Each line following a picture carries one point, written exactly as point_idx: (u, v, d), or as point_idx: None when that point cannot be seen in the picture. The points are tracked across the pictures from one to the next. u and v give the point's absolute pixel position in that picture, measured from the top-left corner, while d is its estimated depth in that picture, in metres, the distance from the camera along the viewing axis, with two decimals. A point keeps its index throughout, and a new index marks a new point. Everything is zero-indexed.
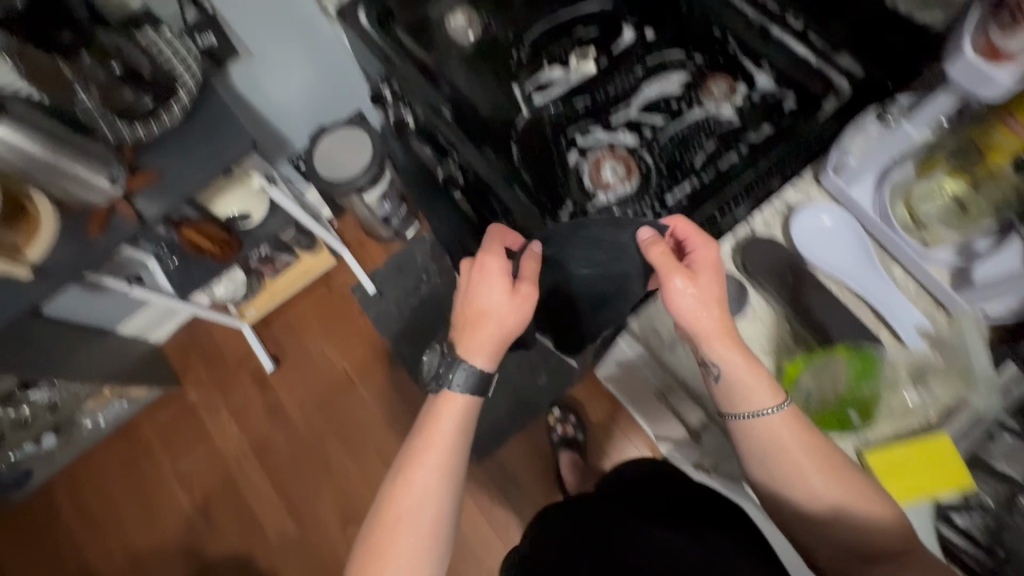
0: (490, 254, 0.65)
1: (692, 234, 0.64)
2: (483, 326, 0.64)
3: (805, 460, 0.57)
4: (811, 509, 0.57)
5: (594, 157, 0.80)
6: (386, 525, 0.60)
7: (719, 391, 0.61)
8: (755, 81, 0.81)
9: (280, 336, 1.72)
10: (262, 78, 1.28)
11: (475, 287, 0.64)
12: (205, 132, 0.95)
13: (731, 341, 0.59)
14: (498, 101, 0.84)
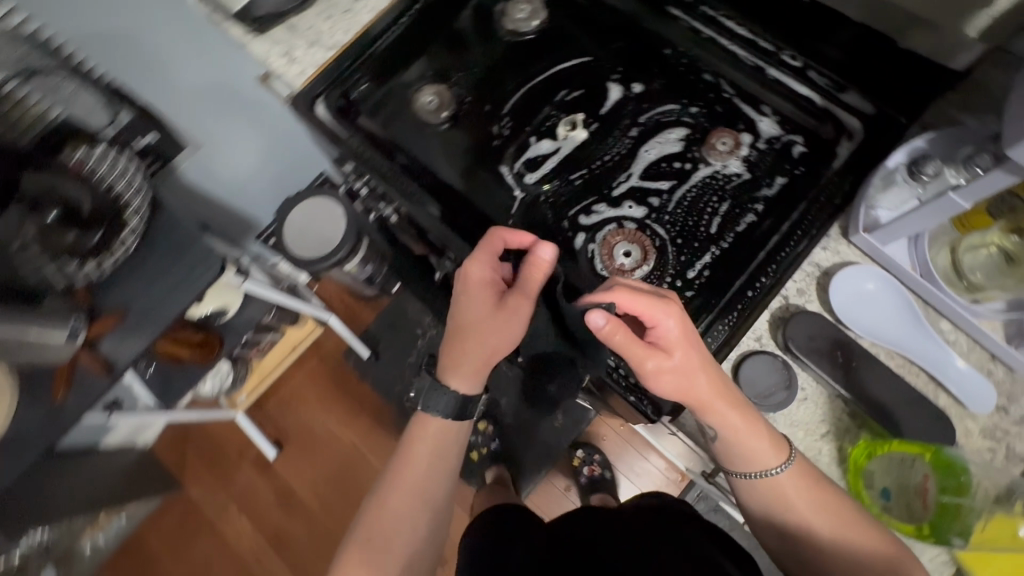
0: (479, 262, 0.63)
1: (649, 309, 0.55)
2: (460, 343, 0.64)
3: (803, 516, 0.54)
4: (802, 548, 0.55)
5: (604, 238, 0.74)
6: (363, 546, 0.62)
7: (720, 451, 0.59)
8: (758, 129, 0.75)
9: (278, 417, 1.63)
10: (216, 167, 1.17)
11: (460, 303, 0.65)
12: (166, 258, 0.84)
13: (728, 404, 0.56)
14: (487, 186, 0.78)
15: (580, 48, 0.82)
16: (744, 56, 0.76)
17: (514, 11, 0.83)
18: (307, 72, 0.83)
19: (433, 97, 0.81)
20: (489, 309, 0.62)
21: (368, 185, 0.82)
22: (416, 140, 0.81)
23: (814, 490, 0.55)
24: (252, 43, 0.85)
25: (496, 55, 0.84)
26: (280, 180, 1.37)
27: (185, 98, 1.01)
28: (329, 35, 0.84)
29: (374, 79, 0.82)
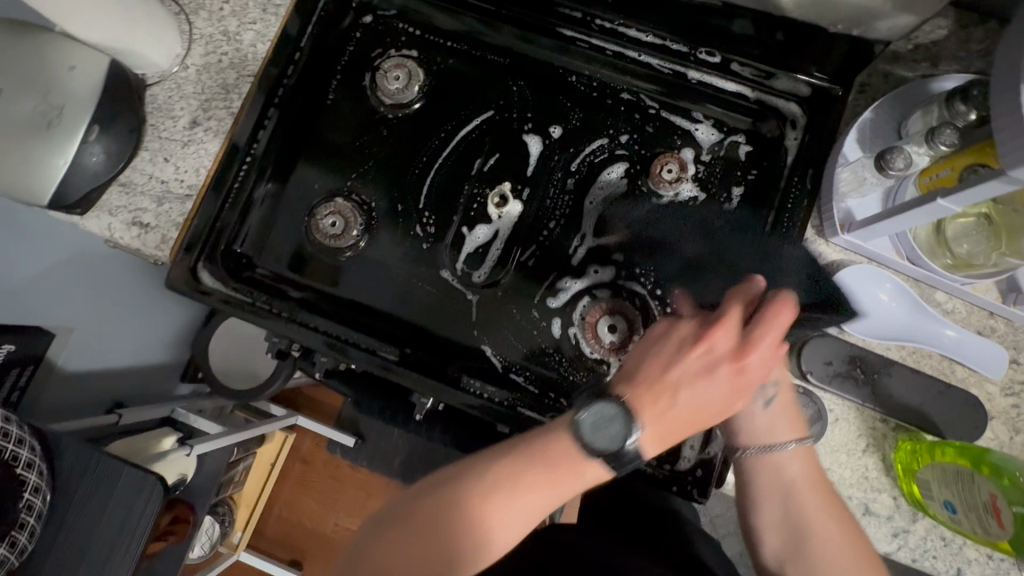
0: (768, 339, 0.50)
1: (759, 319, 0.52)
2: (665, 415, 0.50)
3: (816, 519, 0.54)
4: (805, 547, 0.54)
5: (582, 318, 0.66)
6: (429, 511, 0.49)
7: (761, 421, 0.56)
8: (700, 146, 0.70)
9: (285, 537, 1.50)
10: (104, 340, 0.99)
11: (694, 369, 0.50)
12: (93, 508, 0.71)
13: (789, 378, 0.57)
14: (436, 297, 0.68)
15: (477, 103, 0.71)
16: (658, 65, 0.68)
17: (385, 82, 0.70)
18: (171, 235, 0.67)
19: (335, 218, 0.68)
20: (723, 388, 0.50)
21: (295, 345, 0.68)
22: (335, 271, 0.69)
23: (834, 500, 0.55)
24: (82, 222, 0.66)
25: (385, 139, 0.72)
26: (182, 310, 1.19)
27: (31, 290, 0.83)
28: (176, 180, 0.68)
29: (278, 175, 0.71)
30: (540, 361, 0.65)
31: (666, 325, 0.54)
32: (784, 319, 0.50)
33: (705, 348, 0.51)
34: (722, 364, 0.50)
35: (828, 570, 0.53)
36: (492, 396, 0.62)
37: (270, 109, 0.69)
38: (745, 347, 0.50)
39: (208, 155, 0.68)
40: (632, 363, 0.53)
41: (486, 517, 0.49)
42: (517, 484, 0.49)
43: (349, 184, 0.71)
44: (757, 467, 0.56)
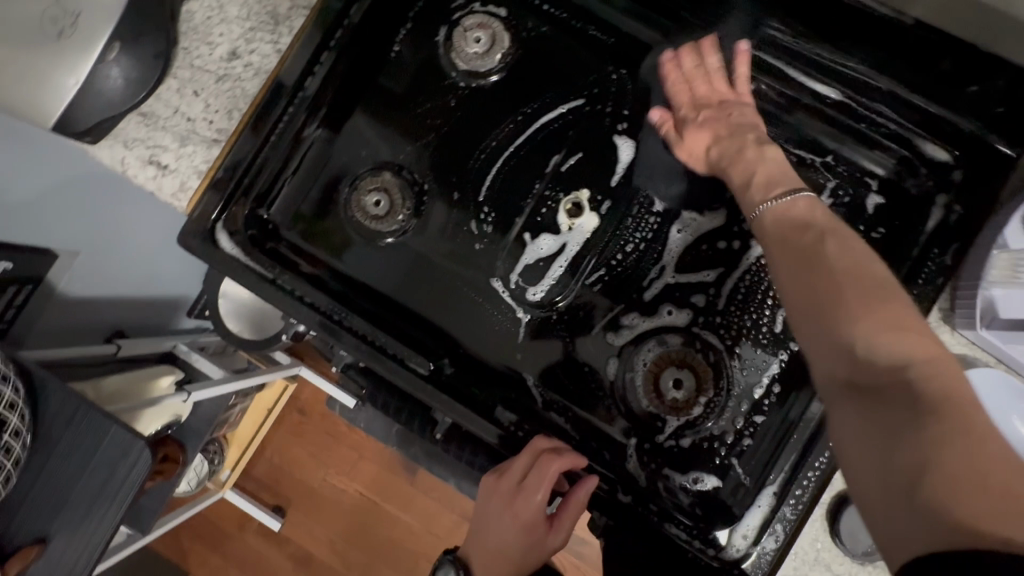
0: (533, 492, 0.51)
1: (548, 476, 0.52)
2: (492, 564, 0.55)
3: (814, 272, 0.39)
4: (825, 309, 0.37)
5: (645, 365, 0.58)
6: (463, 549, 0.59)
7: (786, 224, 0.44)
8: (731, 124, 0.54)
9: (272, 481, 1.49)
10: (111, 269, 0.92)
11: (499, 515, 0.54)
12: (77, 461, 0.65)
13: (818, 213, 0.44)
14: (479, 306, 0.59)
15: (569, 88, 0.60)
16: (798, 80, 0.57)
17: (462, 43, 0.60)
18: (190, 183, 0.58)
19: (380, 196, 0.60)
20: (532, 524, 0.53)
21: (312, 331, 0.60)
22: (372, 256, 0.60)
23: (828, 234, 0.41)
24: (94, 151, 0.58)
25: (450, 110, 0.61)
26: None
27: (34, 209, 0.75)
28: (204, 120, 0.58)
29: (330, 121, 0.59)
30: (587, 401, 0.58)
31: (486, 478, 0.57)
32: (549, 464, 0.50)
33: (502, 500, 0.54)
34: (510, 500, 0.53)
35: (848, 330, 0.36)
36: (527, 435, 0.54)
37: (327, 51, 0.55)
38: (520, 496, 0.52)
39: (244, 97, 0.58)
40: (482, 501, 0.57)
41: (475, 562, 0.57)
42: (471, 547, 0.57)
43: (401, 157, 0.61)
44: (783, 230, 0.44)
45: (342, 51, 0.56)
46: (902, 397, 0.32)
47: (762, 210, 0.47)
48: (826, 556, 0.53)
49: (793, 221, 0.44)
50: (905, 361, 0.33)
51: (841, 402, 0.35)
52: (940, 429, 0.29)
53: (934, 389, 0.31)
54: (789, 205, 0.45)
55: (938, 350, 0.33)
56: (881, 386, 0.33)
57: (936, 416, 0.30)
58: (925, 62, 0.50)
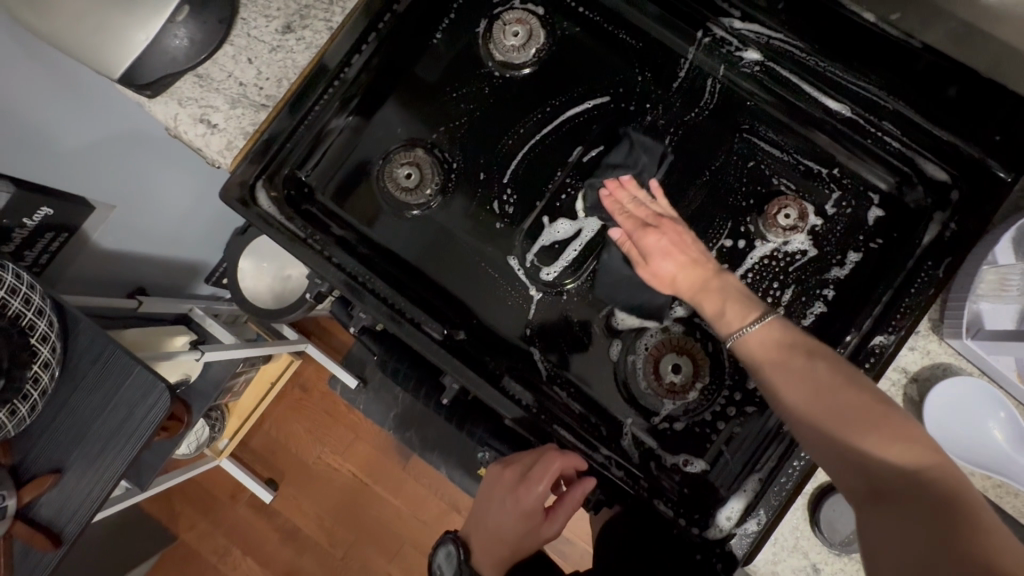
0: (535, 484, 0.54)
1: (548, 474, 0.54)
2: (491, 544, 0.58)
3: (812, 393, 0.43)
4: (835, 430, 0.41)
5: (647, 349, 0.61)
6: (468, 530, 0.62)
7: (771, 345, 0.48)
8: (683, 241, 0.56)
9: (267, 455, 1.51)
10: (142, 226, 0.96)
11: (502, 502, 0.57)
12: (99, 399, 0.69)
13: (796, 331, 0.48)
14: (495, 281, 0.63)
15: (596, 86, 0.64)
16: (811, 94, 0.60)
17: (501, 36, 0.64)
18: (236, 143, 0.62)
19: (412, 170, 0.63)
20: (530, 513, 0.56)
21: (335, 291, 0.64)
22: (401, 227, 0.64)
23: (808, 352, 0.46)
24: (151, 105, 0.62)
25: (484, 97, 0.65)
26: (222, 212, 1.15)
27: (78, 160, 0.79)
28: (255, 86, 0.62)
29: (362, 110, 0.65)
30: (590, 380, 0.61)
31: (493, 467, 0.61)
32: (554, 460, 0.54)
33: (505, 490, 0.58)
34: (510, 492, 0.57)
35: (857, 448, 0.40)
36: (530, 405, 0.57)
37: (365, 42, 0.60)
38: (521, 488, 0.56)
39: (294, 67, 0.62)
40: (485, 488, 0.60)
41: (474, 540, 0.60)
42: (476, 528, 0.60)
43: (433, 137, 0.65)
44: (774, 351, 0.47)
45: (378, 45, 0.61)
46: (920, 503, 0.36)
47: (737, 336, 0.50)
48: (806, 544, 0.55)
49: (775, 343, 0.48)
50: (911, 470, 0.38)
51: (866, 513, 0.39)
52: (966, 531, 0.34)
53: (942, 492, 0.36)
54: (761, 328, 0.49)
55: (933, 451, 0.39)
56: (899, 496, 0.37)
57: (955, 518, 0.35)
58: (934, 87, 0.55)
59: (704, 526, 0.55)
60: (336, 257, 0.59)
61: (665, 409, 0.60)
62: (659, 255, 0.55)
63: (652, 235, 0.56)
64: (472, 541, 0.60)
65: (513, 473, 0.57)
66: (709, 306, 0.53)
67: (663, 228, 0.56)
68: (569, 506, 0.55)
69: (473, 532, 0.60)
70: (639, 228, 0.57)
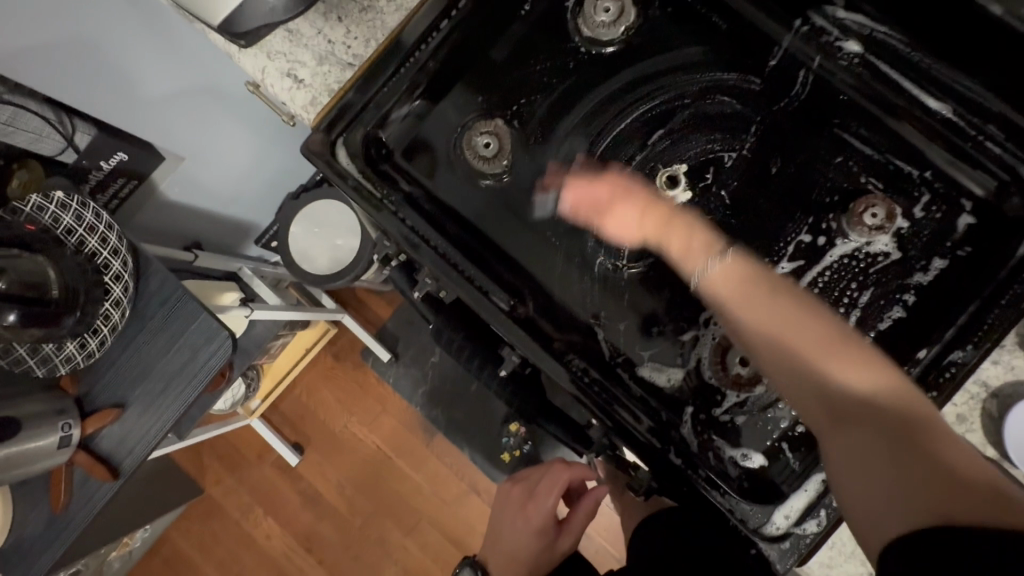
0: (544, 496, 0.75)
1: (552, 486, 0.76)
2: (510, 558, 0.74)
3: (771, 321, 0.49)
4: (796, 349, 0.48)
5: (713, 339, 0.60)
6: (489, 556, 0.78)
7: (719, 275, 0.53)
8: (641, 198, 0.57)
9: (296, 419, 1.54)
10: (207, 181, 0.98)
11: (517, 516, 0.77)
12: (163, 341, 0.71)
13: (744, 272, 0.52)
14: (563, 259, 0.62)
15: (685, 69, 0.62)
16: (911, 92, 0.57)
17: (592, 11, 0.63)
18: (320, 100, 0.63)
19: (490, 139, 0.62)
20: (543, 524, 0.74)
21: (403, 254, 0.65)
22: (474, 197, 0.64)
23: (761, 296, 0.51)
24: (240, 57, 0.63)
25: (567, 72, 0.64)
26: (281, 177, 1.17)
27: (153, 110, 0.81)
28: (343, 44, 0.62)
29: (428, 96, 0.64)
30: (654, 365, 0.60)
31: (504, 493, 0.82)
32: (557, 474, 0.76)
33: (517, 506, 0.78)
34: (522, 508, 0.77)
35: (824, 365, 0.47)
36: (591, 382, 0.57)
37: (449, 16, 0.60)
38: (533, 500, 0.76)
39: (382, 28, 0.62)
40: (504, 511, 0.80)
41: (495, 559, 0.77)
42: (496, 548, 0.77)
43: (514, 108, 0.64)
44: (735, 282, 0.52)
45: (462, 20, 0.61)
46: (876, 422, 0.43)
47: (704, 273, 0.54)
48: (865, 551, 0.54)
49: (738, 277, 0.52)
50: (873, 396, 0.44)
51: (832, 432, 0.45)
52: (921, 442, 0.41)
53: (895, 416, 0.43)
54: (724, 269, 0.53)
55: (896, 381, 0.45)
56: (861, 418, 0.44)
57: (915, 433, 0.42)
58: None
59: (762, 523, 0.54)
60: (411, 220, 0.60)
61: (728, 402, 0.59)
62: (621, 204, 0.58)
63: (603, 192, 0.58)
64: (493, 560, 0.77)
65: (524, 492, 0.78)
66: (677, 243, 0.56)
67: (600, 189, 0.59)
68: (575, 515, 0.73)
69: (496, 549, 0.77)
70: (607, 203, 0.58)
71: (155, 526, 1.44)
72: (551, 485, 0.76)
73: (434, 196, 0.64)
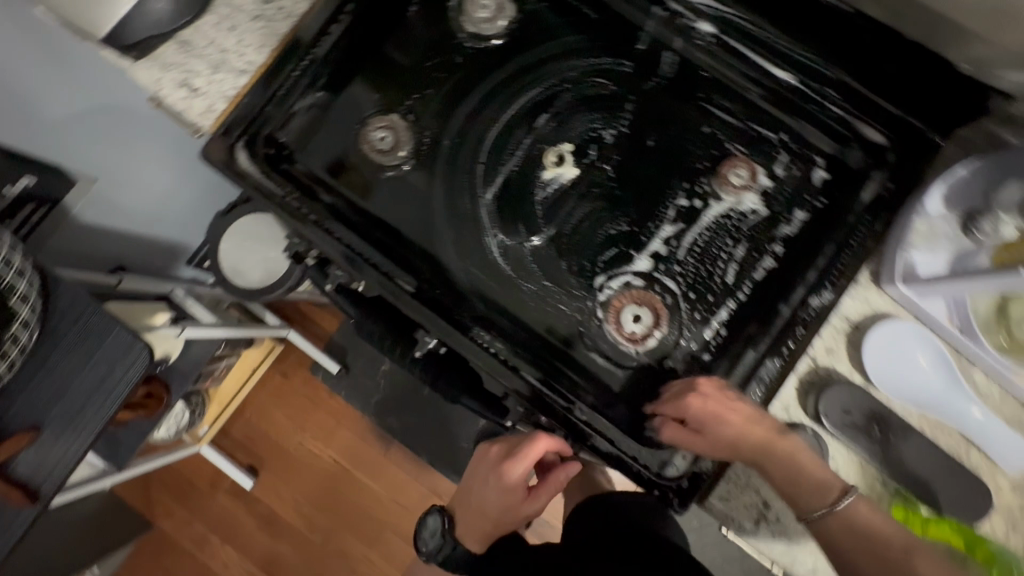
0: (518, 461, 0.68)
1: (532, 453, 0.68)
2: (477, 512, 0.74)
3: (877, 569, 0.50)
4: None
5: (608, 302, 0.64)
6: (458, 500, 0.78)
7: (829, 520, 0.51)
8: (741, 411, 0.54)
9: (248, 441, 1.51)
10: (124, 202, 0.97)
11: (486, 476, 0.73)
12: (77, 358, 0.70)
13: (866, 513, 0.51)
14: (465, 240, 0.66)
15: (564, 58, 0.67)
16: (759, 65, 0.64)
17: (472, 9, 0.68)
18: (217, 106, 0.64)
19: (387, 133, 0.67)
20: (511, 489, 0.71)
21: (313, 249, 0.66)
22: (377, 189, 0.67)
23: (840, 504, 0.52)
24: (133, 70, 0.64)
25: (457, 67, 0.68)
26: (208, 194, 1.17)
27: (52, 130, 0.81)
28: (236, 53, 0.64)
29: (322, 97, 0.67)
30: (560, 333, 0.64)
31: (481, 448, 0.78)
32: (540, 441, 0.68)
33: (490, 464, 0.74)
34: (495, 470, 0.72)
35: None
36: (497, 352, 0.60)
37: (337, 20, 0.62)
38: (506, 464, 0.70)
39: (274, 36, 0.65)
40: (475, 469, 0.75)
41: (465, 506, 0.76)
42: (465, 500, 0.76)
43: (407, 104, 0.68)
44: (851, 522, 0.51)
45: (350, 25, 0.63)
46: None
47: (825, 512, 0.51)
48: (757, 481, 0.59)
49: (860, 520, 0.51)
50: None
51: None
52: None
53: None
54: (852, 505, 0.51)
55: None
56: None
57: None
58: (873, 65, 0.59)
59: (664, 467, 0.58)
60: (314, 214, 0.62)
61: (629, 363, 0.63)
62: (713, 427, 0.55)
63: (700, 404, 0.56)
64: (463, 507, 0.76)
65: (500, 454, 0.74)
66: (780, 473, 0.52)
67: (704, 409, 0.56)
68: (552, 486, 0.71)
69: (464, 497, 0.76)
70: (712, 417, 0.55)
71: (103, 567, 1.39)
72: (530, 453, 0.68)
73: (338, 191, 0.66)
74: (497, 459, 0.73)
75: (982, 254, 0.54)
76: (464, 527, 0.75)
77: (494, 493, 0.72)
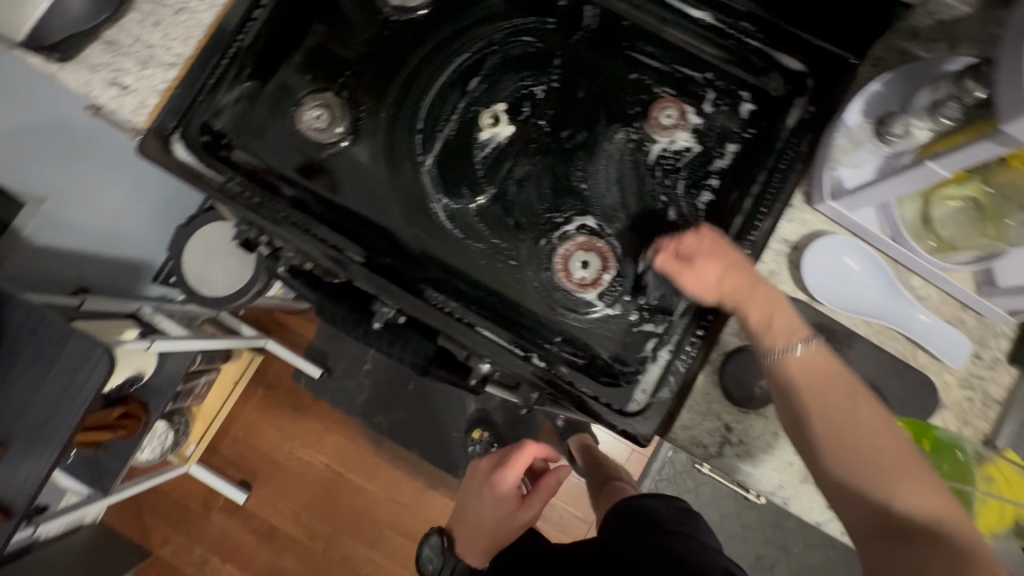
0: (506, 470, 0.89)
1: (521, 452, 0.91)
2: (474, 527, 0.87)
3: (819, 417, 0.48)
4: (829, 444, 0.47)
5: (558, 251, 0.66)
6: (457, 520, 0.91)
7: (783, 363, 0.50)
8: (727, 256, 0.55)
9: (237, 457, 1.50)
10: (77, 220, 0.96)
11: (479, 491, 0.89)
12: (38, 370, 0.70)
13: (834, 379, 0.49)
14: (412, 209, 0.67)
15: (490, 21, 0.69)
16: (675, 8, 0.67)
17: None
18: (150, 101, 0.64)
19: (322, 111, 0.68)
20: (513, 504, 0.86)
21: (262, 235, 0.66)
22: (318, 168, 0.67)
23: (887, 424, 0.47)
24: (61, 74, 0.64)
25: (385, 41, 0.69)
26: (165, 206, 1.17)
27: None
28: (163, 47, 0.65)
29: (254, 82, 0.67)
30: (514, 286, 0.65)
31: (470, 467, 0.98)
32: (527, 449, 0.92)
33: (480, 482, 0.91)
34: (486, 484, 0.90)
35: (868, 483, 0.45)
36: (452, 311, 0.61)
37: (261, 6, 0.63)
38: (496, 473, 0.90)
39: (199, 26, 0.65)
40: (468, 486, 0.94)
41: (461, 522, 0.90)
42: (461, 515, 0.91)
43: (340, 81, 0.69)
44: (792, 372, 0.49)
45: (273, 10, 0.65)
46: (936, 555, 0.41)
47: (780, 354, 0.50)
48: (718, 408, 0.60)
49: (818, 370, 0.49)
50: (928, 519, 0.43)
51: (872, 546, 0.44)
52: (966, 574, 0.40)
53: (961, 551, 0.41)
54: (808, 352, 0.49)
55: (961, 521, 0.43)
56: (912, 537, 0.43)
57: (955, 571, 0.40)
58: None
59: (622, 402, 0.59)
60: (257, 195, 0.62)
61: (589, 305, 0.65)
62: (704, 260, 0.55)
63: (692, 239, 0.56)
64: (459, 524, 0.91)
65: (501, 480, 0.88)
66: (755, 312, 0.53)
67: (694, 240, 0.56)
68: (542, 493, 0.87)
69: (469, 527, 0.88)
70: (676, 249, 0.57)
71: None
72: (521, 457, 0.90)
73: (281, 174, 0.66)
74: (486, 470, 0.92)
75: (903, 157, 0.55)
76: (465, 543, 0.87)
77: (493, 515, 0.85)
